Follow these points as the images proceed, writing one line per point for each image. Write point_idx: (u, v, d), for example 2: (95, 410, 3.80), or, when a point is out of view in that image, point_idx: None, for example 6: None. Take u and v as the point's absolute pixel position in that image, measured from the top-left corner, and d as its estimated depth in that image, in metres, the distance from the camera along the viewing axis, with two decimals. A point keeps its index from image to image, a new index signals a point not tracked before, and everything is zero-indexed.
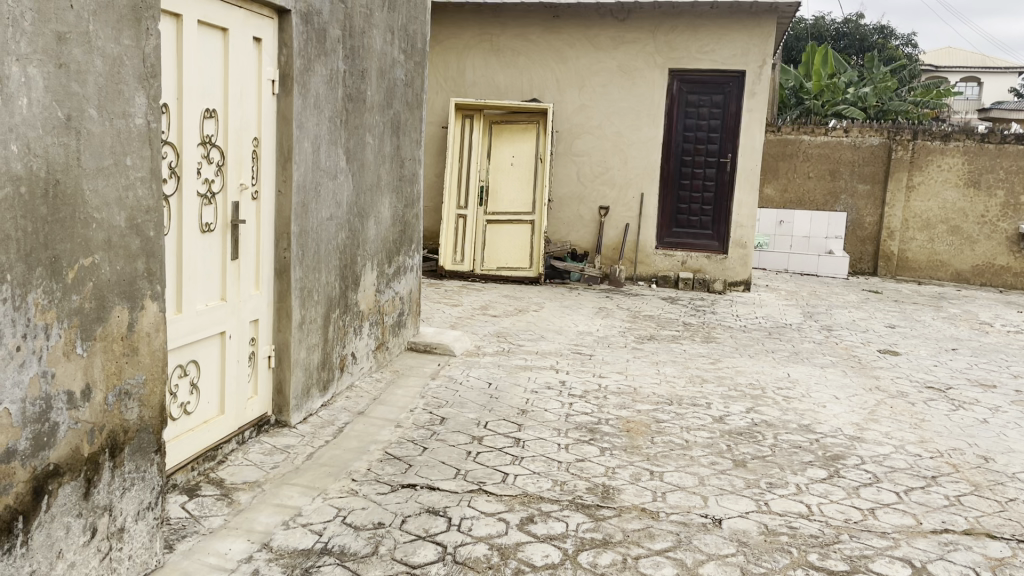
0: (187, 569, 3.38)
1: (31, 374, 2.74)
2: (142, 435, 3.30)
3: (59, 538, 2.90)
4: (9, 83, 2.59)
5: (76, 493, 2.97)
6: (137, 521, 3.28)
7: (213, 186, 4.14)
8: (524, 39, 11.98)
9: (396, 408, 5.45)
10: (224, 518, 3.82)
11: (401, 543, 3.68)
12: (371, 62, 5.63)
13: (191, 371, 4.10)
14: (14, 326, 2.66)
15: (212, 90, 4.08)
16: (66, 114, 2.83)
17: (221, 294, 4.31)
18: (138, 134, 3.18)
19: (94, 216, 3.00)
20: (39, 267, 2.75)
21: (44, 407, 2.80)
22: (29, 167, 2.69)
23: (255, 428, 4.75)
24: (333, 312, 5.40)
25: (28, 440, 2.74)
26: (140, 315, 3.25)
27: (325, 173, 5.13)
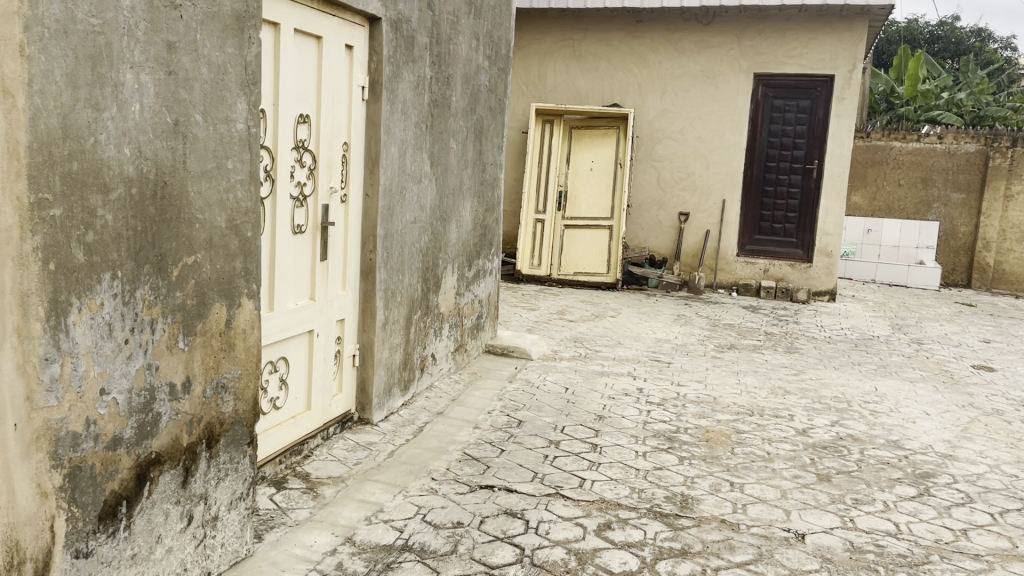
0: (274, 559, 3.50)
1: (138, 366, 2.89)
2: (236, 428, 3.43)
3: (158, 524, 3.03)
4: (123, 90, 2.74)
5: (175, 481, 3.11)
6: (229, 510, 3.41)
7: (305, 189, 4.28)
8: (606, 44, 11.95)
9: (474, 410, 5.51)
10: (309, 511, 3.93)
11: (480, 543, 3.73)
12: (457, 68, 5.71)
13: (281, 367, 4.25)
14: (123, 320, 2.81)
15: (306, 97, 4.22)
16: (174, 119, 2.97)
17: (310, 294, 4.45)
18: (239, 138, 3.31)
19: (198, 217, 3.14)
20: (146, 265, 2.90)
21: (148, 397, 2.94)
22: (140, 169, 2.84)
23: (340, 425, 4.88)
24: (415, 313, 5.51)
25: (134, 428, 2.89)
26: (237, 311, 3.39)
27: (410, 177, 5.23)
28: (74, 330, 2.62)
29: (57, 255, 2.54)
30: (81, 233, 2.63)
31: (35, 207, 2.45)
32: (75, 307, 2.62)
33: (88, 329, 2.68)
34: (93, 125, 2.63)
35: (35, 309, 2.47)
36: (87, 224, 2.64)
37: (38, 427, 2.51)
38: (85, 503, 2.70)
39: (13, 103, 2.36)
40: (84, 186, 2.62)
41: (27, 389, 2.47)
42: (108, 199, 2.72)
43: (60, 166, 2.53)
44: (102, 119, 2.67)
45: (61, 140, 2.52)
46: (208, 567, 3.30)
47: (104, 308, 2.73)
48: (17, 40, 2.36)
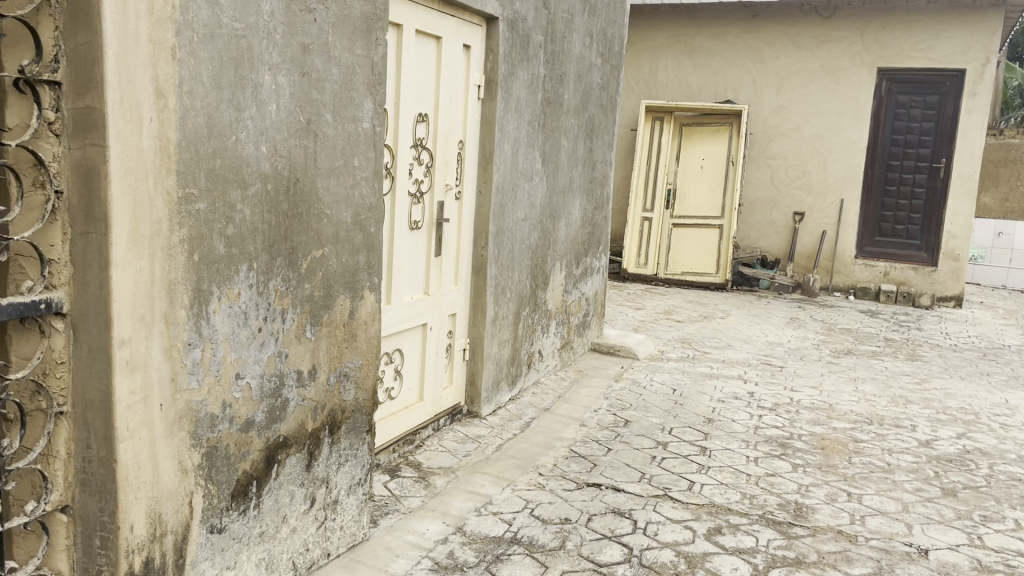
0: (389, 544, 3.62)
1: (269, 353, 3.05)
2: (355, 415, 3.59)
3: (284, 504, 3.19)
4: (262, 91, 2.89)
5: (300, 464, 3.27)
6: (348, 494, 3.56)
7: (422, 185, 4.40)
8: (719, 39, 11.70)
9: (580, 408, 5.52)
10: (421, 499, 4.04)
11: (588, 540, 3.74)
12: (570, 66, 5.72)
13: (396, 358, 4.38)
14: (258, 309, 2.97)
15: (425, 96, 4.32)
16: (306, 118, 3.11)
17: (424, 289, 4.56)
18: (364, 137, 3.44)
19: (326, 213, 3.28)
20: (279, 258, 3.05)
21: (278, 383, 3.10)
22: (275, 166, 2.98)
23: (450, 417, 4.98)
24: (524, 310, 5.56)
25: (265, 412, 3.05)
26: (360, 304, 3.55)
27: (522, 174, 5.28)
28: (213, 318, 2.78)
29: (200, 247, 2.70)
30: (222, 226, 2.78)
31: (182, 201, 2.61)
32: (215, 295, 2.78)
33: (227, 317, 2.84)
34: (234, 124, 2.79)
35: (181, 297, 2.64)
36: (227, 218, 2.80)
37: (181, 408, 2.68)
38: (219, 481, 2.87)
39: (165, 104, 2.51)
40: (226, 182, 2.78)
41: (172, 371, 2.63)
42: (247, 195, 2.88)
43: (204, 162, 2.68)
44: (243, 118, 2.82)
45: (206, 138, 2.68)
46: (328, 548, 3.45)
47: (241, 298, 2.89)
48: (170, 44, 2.51)
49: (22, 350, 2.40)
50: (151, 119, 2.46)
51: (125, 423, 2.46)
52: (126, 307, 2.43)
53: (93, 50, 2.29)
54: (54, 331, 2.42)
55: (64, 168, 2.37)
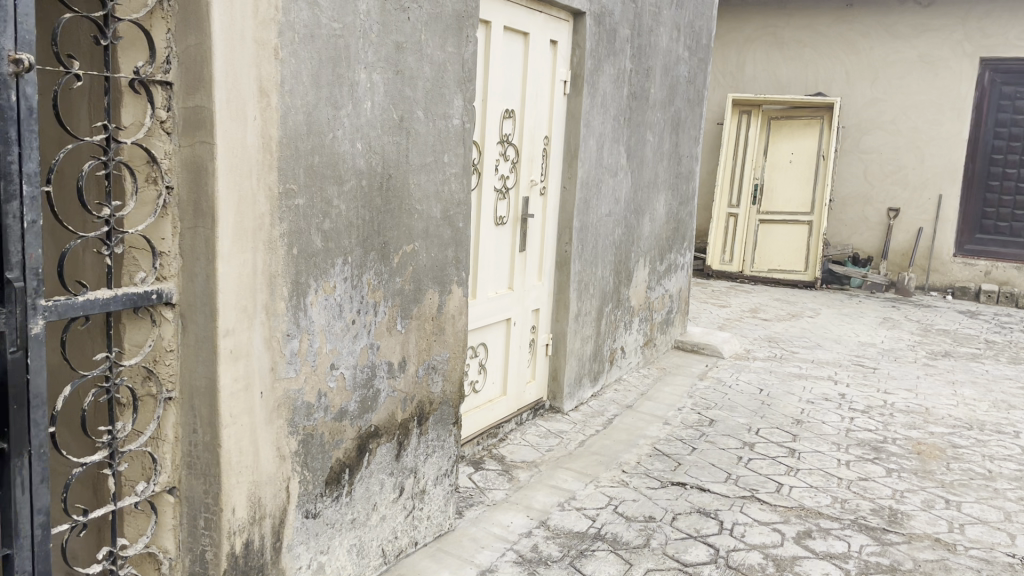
0: (474, 535, 3.68)
1: (362, 345, 3.13)
2: (443, 407, 3.66)
3: (375, 492, 3.28)
4: (358, 89, 2.96)
5: (390, 453, 3.35)
6: (435, 485, 3.64)
7: (507, 181, 4.42)
8: (810, 30, 11.37)
9: (664, 406, 5.47)
10: (505, 492, 4.08)
11: (673, 539, 3.71)
12: (657, 60, 5.67)
13: (481, 352, 4.42)
14: (352, 302, 3.06)
15: (512, 92, 4.35)
16: (399, 115, 3.18)
17: (509, 284, 4.59)
18: (454, 133, 3.50)
19: (417, 208, 3.34)
20: (372, 252, 3.13)
21: (369, 373, 3.18)
22: (369, 163, 3.06)
23: (532, 411, 5.01)
24: (607, 306, 5.54)
25: (357, 402, 3.13)
26: (448, 298, 3.61)
27: (607, 170, 5.26)
28: (310, 309, 2.87)
29: (298, 241, 2.78)
30: (319, 221, 2.87)
31: (283, 196, 2.70)
32: (312, 288, 2.87)
33: (323, 309, 2.93)
34: (331, 122, 2.86)
35: (280, 289, 2.73)
36: (324, 213, 2.88)
37: (280, 396, 2.78)
38: (314, 468, 2.96)
39: (268, 102, 2.60)
40: (323, 178, 2.86)
41: (272, 361, 2.73)
42: (343, 190, 2.95)
43: (304, 159, 2.77)
44: (340, 116, 2.90)
45: (306, 135, 2.77)
46: (416, 537, 3.53)
47: (336, 290, 2.98)
48: (272, 44, 2.59)
49: (135, 338, 2.54)
50: (254, 117, 2.56)
51: (228, 409, 2.56)
52: (231, 298, 2.53)
53: (203, 52, 2.39)
54: (164, 320, 2.54)
55: (175, 165, 2.48)
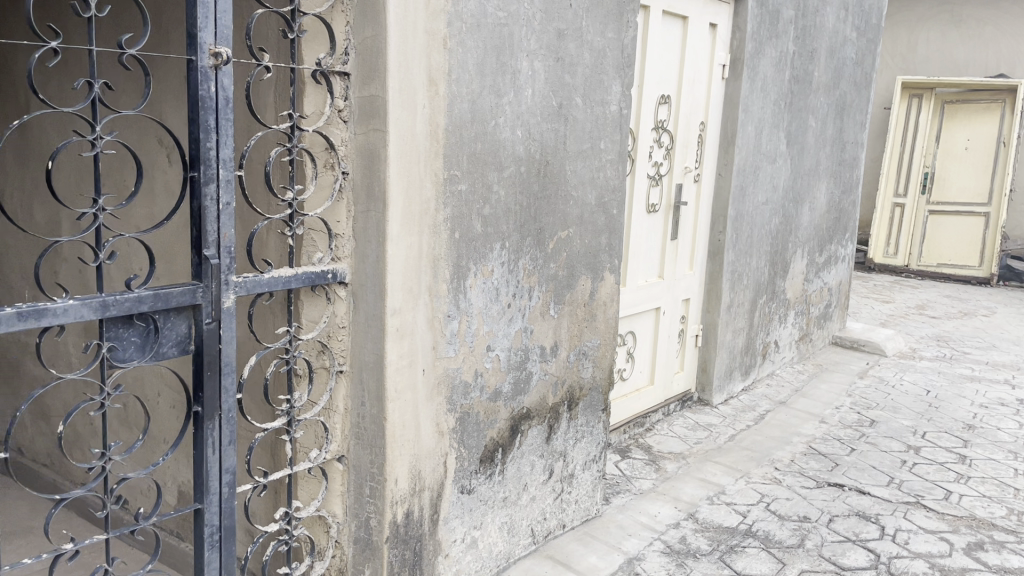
0: (622, 523, 3.69)
1: (516, 329, 3.19)
2: (593, 393, 3.69)
3: (525, 473, 3.35)
4: (520, 77, 3.01)
5: (540, 436, 3.40)
6: (584, 470, 3.67)
7: (661, 168, 4.37)
8: (993, 6, 10.50)
9: (820, 404, 5.25)
10: (653, 482, 4.05)
11: (829, 541, 3.56)
12: (822, 42, 5.41)
13: (630, 341, 4.40)
14: (509, 285, 3.12)
15: (668, 78, 4.28)
16: (558, 102, 3.21)
17: (659, 272, 4.54)
18: (611, 119, 3.50)
19: (572, 194, 3.36)
20: (529, 238, 3.18)
21: (523, 356, 3.25)
22: (528, 150, 3.11)
23: (680, 402, 4.94)
24: (761, 298, 5.38)
25: (510, 383, 3.20)
26: (601, 284, 3.62)
27: (765, 157, 5.09)
28: (470, 292, 2.96)
29: (460, 225, 2.87)
30: (480, 206, 2.94)
31: (447, 182, 2.79)
32: (472, 271, 2.95)
33: (481, 292, 3.01)
34: (494, 110, 2.93)
35: (443, 272, 2.83)
36: (484, 198, 2.95)
37: (440, 374, 2.88)
38: (470, 446, 3.06)
39: (436, 91, 2.69)
40: (485, 165, 2.93)
41: (434, 341, 2.84)
42: (503, 176, 3.02)
43: (467, 146, 2.85)
44: (502, 103, 2.96)
45: (470, 123, 2.84)
46: (564, 519, 3.58)
47: (494, 274, 3.05)
48: (442, 34, 2.68)
49: (311, 314, 2.71)
50: (424, 105, 2.65)
51: (394, 384, 2.69)
52: (398, 280, 2.65)
53: (379, 44, 2.51)
54: (337, 298, 2.70)
55: (350, 152, 2.63)
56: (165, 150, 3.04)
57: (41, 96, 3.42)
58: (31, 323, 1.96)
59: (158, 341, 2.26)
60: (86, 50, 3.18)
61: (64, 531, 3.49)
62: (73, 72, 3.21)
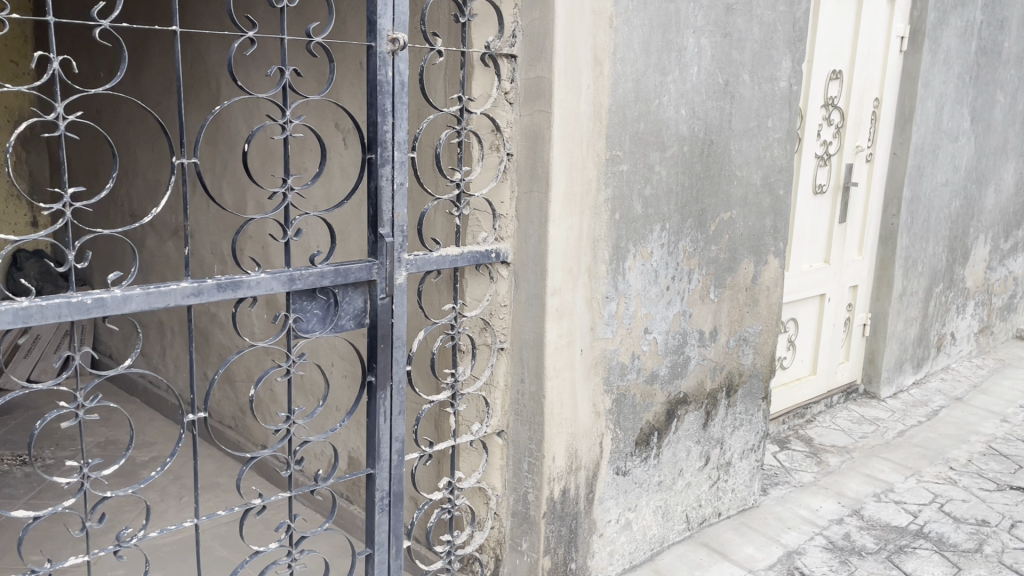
0: (780, 515, 3.58)
1: (675, 312, 3.15)
2: (752, 380, 3.59)
3: (681, 458, 3.31)
4: (685, 54, 2.95)
5: (697, 422, 3.35)
6: (741, 459, 3.59)
7: (830, 147, 4.15)
8: None
9: (1002, 401, 4.86)
10: (814, 475, 3.90)
11: (1011, 548, 3.31)
12: (1015, 8, 4.97)
13: (791, 328, 4.24)
14: (669, 267, 3.08)
15: (841, 52, 4.07)
16: (725, 80, 3.12)
17: (825, 257, 4.33)
18: (780, 96, 3.38)
19: (737, 174, 3.27)
20: (690, 219, 3.12)
21: (681, 340, 3.20)
22: (692, 129, 3.04)
23: (844, 394, 4.72)
24: (937, 286, 5.03)
25: (668, 367, 3.16)
26: (764, 268, 3.51)
27: (947, 134, 4.74)
28: (628, 274, 2.94)
29: (621, 206, 2.86)
30: (641, 186, 2.91)
31: (609, 162, 2.78)
32: (631, 253, 2.93)
33: (640, 274, 2.98)
34: (658, 89, 2.88)
35: (602, 253, 2.83)
36: (645, 178, 2.92)
37: (598, 354, 2.89)
38: (626, 428, 3.05)
39: (601, 71, 2.68)
40: (647, 145, 2.90)
41: (593, 321, 2.85)
42: (665, 156, 2.97)
43: (630, 126, 2.82)
44: (666, 82, 2.91)
45: (634, 102, 2.81)
46: (719, 507, 3.52)
47: (653, 257, 3.02)
48: (608, 13, 2.66)
49: (475, 292, 2.79)
50: (588, 86, 2.65)
51: (553, 363, 2.72)
52: (559, 260, 2.67)
53: (546, 25, 2.53)
54: (500, 277, 2.76)
55: (515, 133, 2.67)
56: (341, 134, 3.20)
57: (237, 82, 3.66)
58: (229, 294, 2.13)
59: (337, 314, 2.39)
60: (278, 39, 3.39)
61: (253, 485, 3.80)
62: (267, 60, 3.42)
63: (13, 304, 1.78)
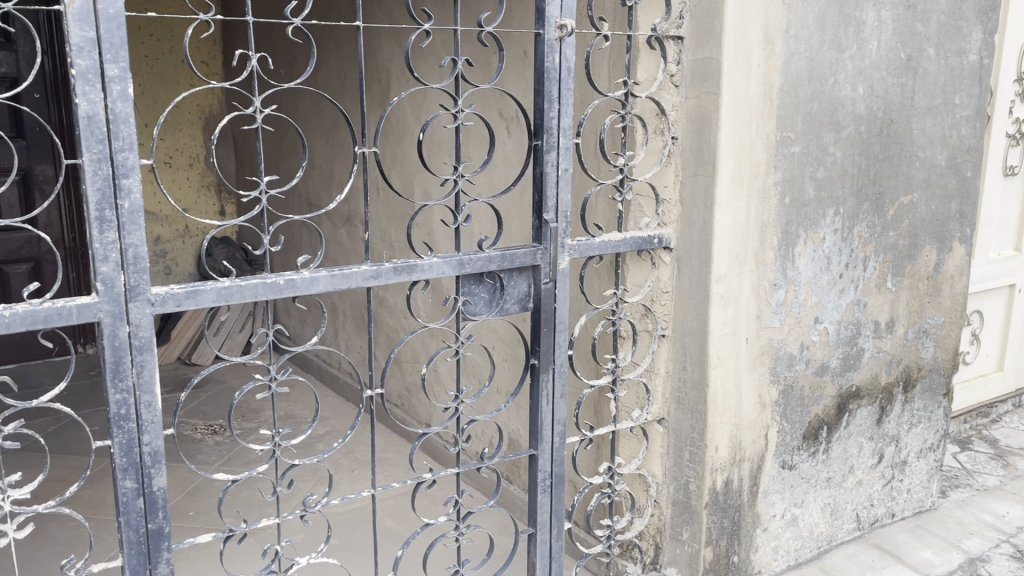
0: (962, 519, 3.36)
1: (848, 301, 3.00)
2: (932, 375, 3.37)
3: (852, 455, 3.16)
4: (864, 29, 2.80)
5: (871, 417, 3.18)
6: (918, 458, 3.39)
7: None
8: None
9: None
10: (1000, 479, 3.63)
11: None
12: None
13: (976, 321, 3.94)
14: (841, 254, 2.94)
15: None
16: (907, 55, 2.95)
17: (1016, 245, 3.99)
18: (969, 71, 3.16)
19: (919, 155, 3.08)
20: (867, 203, 2.96)
21: (854, 331, 3.04)
22: (870, 107, 2.89)
23: None
24: None
25: (839, 358, 3.02)
26: (947, 256, 3.28)
27: None
28: (799, 261, 2.82)
29: (792, 189, 2.74)
30: (814, 169, 2.78)
31: (780, 144, 2.67)
32: (801, 239, 2.81)
33: (810, 260, 2.85)
34: (834, 66, 2.75)
35: (771, 238, 2.73)
36: (819, 160, 2.79)
37: (764, 343, 2.79)
38: (793, 421, 2.94)
39: (772, 50, 2.58)
40: (821, 125, 2.77)
41: (760, 309, 2.75)
42: (840, 137, 2.83)
43: (803, 106, 2.70)
44: (843, 59, 2.77)
45: (807, 81, 2.69)
46: (893, 508, 3.35)
47: (826, 242, 2.88)
48: None
49: (636, 278, 2.78)
50: (759, 65, 2.56)
51: (717, 351, 2.66)
52: (725, 246, 2.60)
53: (716, 4, 2.47)
54: (662, 263, 2.73)
55: (680, 117, 2.63)
56: (505, 122, 3.27)
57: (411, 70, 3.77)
58: (405, 277, 2.23)
59: (503, 298, 2.44)
60: (450, 31, 3.50)
61: (425, 461, 3.97)
62: (441, 52, 3.53)
63: (216, 283, 1.93)
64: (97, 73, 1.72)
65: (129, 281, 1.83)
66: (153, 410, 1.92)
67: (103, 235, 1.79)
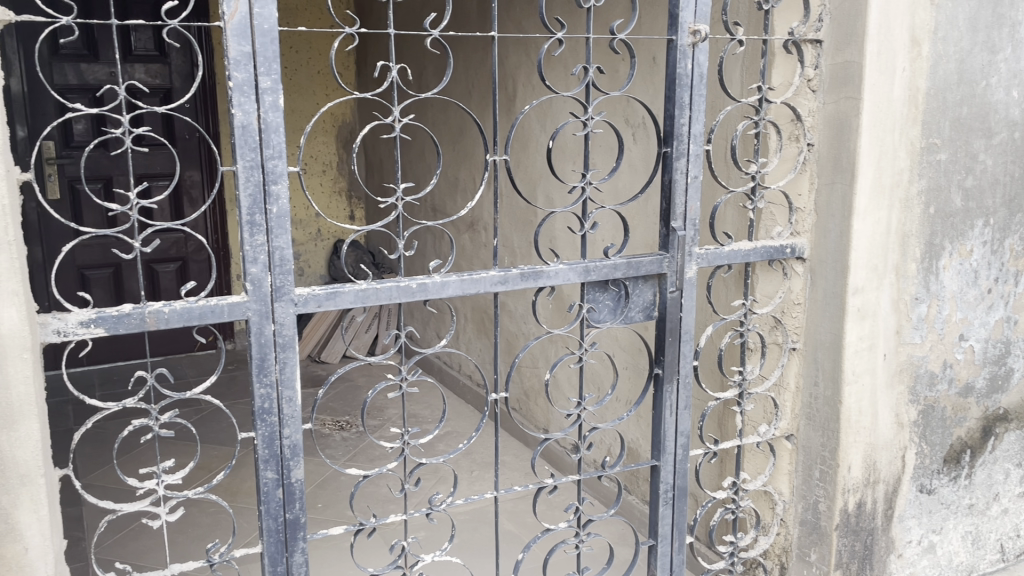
0: None
1: (997, 318, 2.82)
2: None
3: (997, 481, 2.98)
4: (1020, 29, 2.64)
5: (1019, 442, 3.00)
6: None
7: None
8: None
9: None
10: None
11: None
12: None
13: None
14: (990, 267, 2.76)
15: None
16: None
17: None
18: None
19: None
20: (1019, 214, 2.78)
21: (1003, 350, 2.87)
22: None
23: None
24: None
25: (986, 379, 2.85)
26: None
27: None
28: (943, 274, 2.67)
29: (937, 199, 2.60)
30: (961, 177, 2.63)
31: (925, 151, 2.54)
32: (947, 251, 2.66)
33: (956, 274, 2.70)
34: (986, 69, 2.59)
35: (913, 250, 2.60)
36: (967, 168, 2.63)
37: (903, 360, 2.66)
38: (933, 443, 2.79)
39: (918, 52, 2.46)
40: (971, 131, 2.61)
41: (899, 324, 2.62)
42: (991, 144, 2.67)
43: (951, 111, 2.56)
44: (996, 61, 2.61)
45: (956, 85, 2.55)
46: None
47: (974, 255, 2.72)
48: None
49: (766, 288, 2.70)
50: (904, 68, 2.44)
51: (852, 367, 2.55)
52: (863, 257, 2.49)
53: (859, 6, 2.37)
54: (794, 274, 2.65)
55: (817, 122, 2.54)
56: (631, 128, 3.26)
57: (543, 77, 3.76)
58: (531, 283, 2.24)
59: (627, 306, 2.42)
60: (582, 40, 3.51)
61: (545, 467, 3.99)
62: (572, 61, 3.54)
63: (354, 285, 2.00)
64: (251, 85, 1.83)
65: (275, 281, 1.93)
66: (294, 405, 2.01)
67: (253, 238, 1.89)
